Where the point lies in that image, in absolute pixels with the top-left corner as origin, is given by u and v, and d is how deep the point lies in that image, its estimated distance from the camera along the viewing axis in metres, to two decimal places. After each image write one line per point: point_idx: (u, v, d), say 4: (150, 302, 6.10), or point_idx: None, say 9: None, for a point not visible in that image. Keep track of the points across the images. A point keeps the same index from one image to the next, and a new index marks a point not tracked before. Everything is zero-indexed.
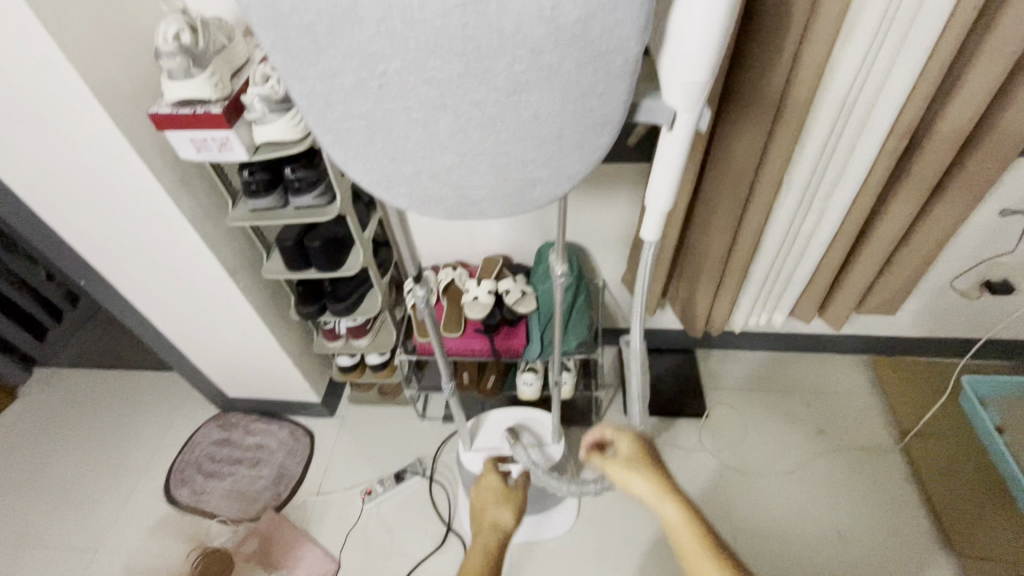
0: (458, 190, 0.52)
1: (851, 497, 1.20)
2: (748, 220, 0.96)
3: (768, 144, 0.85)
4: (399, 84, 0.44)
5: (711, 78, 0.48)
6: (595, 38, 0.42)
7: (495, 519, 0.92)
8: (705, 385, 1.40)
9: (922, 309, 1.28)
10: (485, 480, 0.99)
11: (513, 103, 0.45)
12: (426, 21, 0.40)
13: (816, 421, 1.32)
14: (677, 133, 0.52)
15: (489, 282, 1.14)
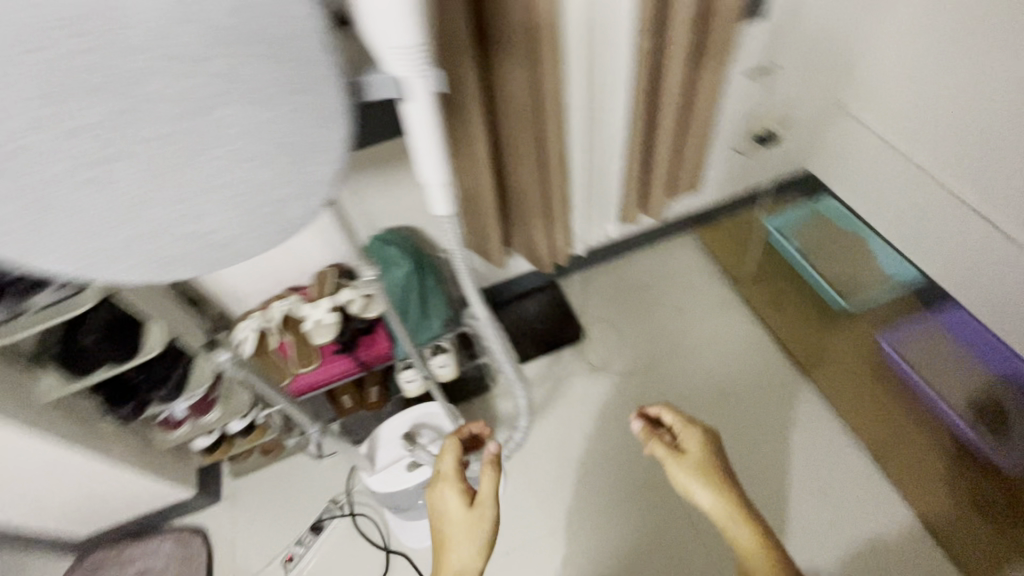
0: (197, 238, 0.46)
1: (720, 352, 1.37)
2: (549, 152, 0.98)
3: (537, 72, 0.85)
4: (42, 142, 0.37)
5: (425, 36, 0.44)
6: (257, 26, 0.37)
7: (458, 566, 0.79)
8: (575, 308, 1.48)
9: (717, 176, 1.45)
10: (451, 489, 0.85)
11: (202, 124, 0.40)
12: (32, 61, 0.34)
13: (674, 301, 1.46)
14: (419, 100, 0.47)
15: (327, 300, 1.04)
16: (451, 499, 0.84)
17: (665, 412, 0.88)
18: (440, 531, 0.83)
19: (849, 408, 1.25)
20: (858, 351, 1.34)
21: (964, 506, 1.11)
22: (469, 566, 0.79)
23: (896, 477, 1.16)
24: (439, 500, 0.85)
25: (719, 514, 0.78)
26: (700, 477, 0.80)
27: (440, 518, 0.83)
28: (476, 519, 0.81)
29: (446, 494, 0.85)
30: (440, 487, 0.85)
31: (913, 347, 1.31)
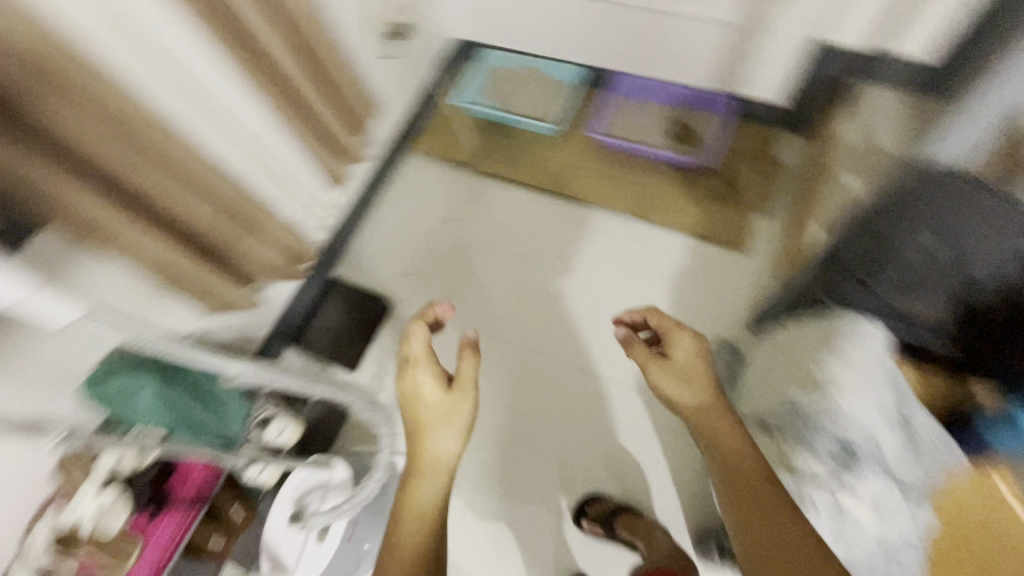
0: None
1: (500, 228, 1.46)
2: (200, 172, 0.87)
3: (99, 103, 0.71)
4: None
5: None
6: None
7: (435, 452, 0.80)
8: (365, 286, 1.44)
9: (387, 92, 1.45)
10: (425, 376, 0.85)
11: None
12: None
13: (438, 217, 1.51)
14: None
15: (87, 488, 0.85)
16: (428, 384, 0.84)
17: (649, 316, 0.88)
18: (416, 414, 0.83)
19: (604, 194, 1.45)
20: (582, 150, 1.52)
21: (706, 201, 1.39)
22: (448, 453, 0.80)
23: (659, 218, 1.40)
24: (416, 394, 0.84)
25: (704, 418, 0.78)
26: (680, 379, 0.82)
27: (416, 407, 0.83)
28: (455, 407, 0.83)
29: (425, 379, 0.85)
30: (416, 375, 0.85)
31: (611, 120, 1.50)
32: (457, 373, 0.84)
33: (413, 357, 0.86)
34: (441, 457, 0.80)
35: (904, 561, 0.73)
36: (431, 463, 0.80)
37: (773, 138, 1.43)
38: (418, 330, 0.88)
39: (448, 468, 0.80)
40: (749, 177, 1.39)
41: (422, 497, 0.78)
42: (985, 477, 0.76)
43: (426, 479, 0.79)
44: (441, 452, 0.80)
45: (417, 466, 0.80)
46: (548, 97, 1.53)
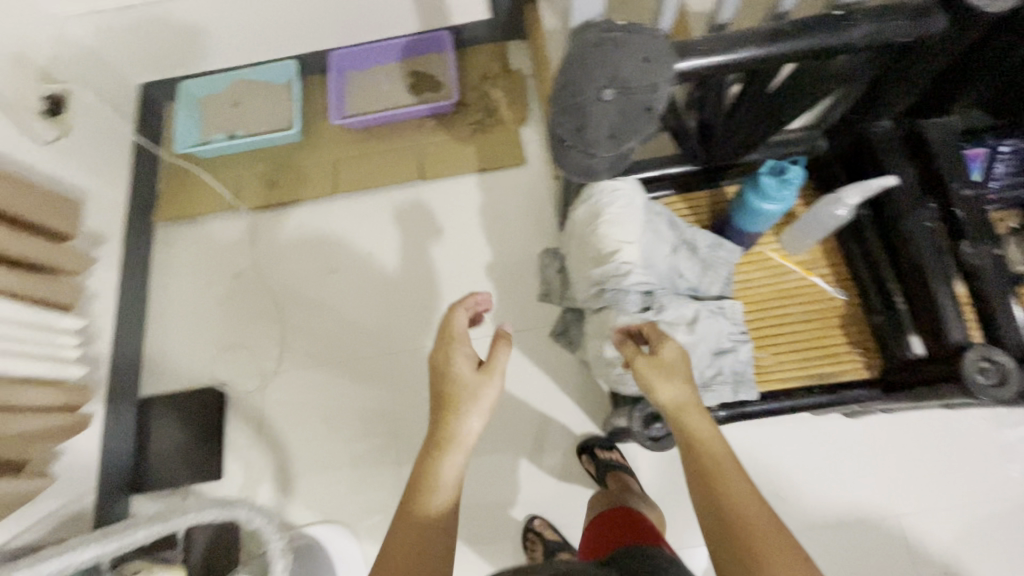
0: None
1: (300, 256, 1.35)
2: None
3: None
4: None
5: None
6: None
7: (461, 433, 0.65)
8: (186, 385, 1.26)
9: (92, 174, 1.22)
10: (453, 354, 0.71)
11: None
12: None
13: (229, 276, 1.35)
14: None
15: None
16: (462, 363, 0.71)
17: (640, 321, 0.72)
18: (441, 390, 0.69)
19: (380, 173, 1.38)
20: (338, 141, 1.42)
21: (476, 135, 1.38)
22: (474, 434, 0.66)
23: (441, 170, 1.37)
24: (448, 375, 0.70)
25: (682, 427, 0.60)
26: (659, 372, 0.64)
27: (444, 385, 0.70)
28: (485, 389, 0.69)
29: (460, 355, 0.71)
30: (449, 347, 0.72)
31: (351, 100, 1.43)
32: (495, 351, 0.72)
33: (449, 332, 0.74)
34: (462, 446, 0.65)
35: (731, 355, 0.83)
36: (454, 439, 0.65)
37: (506, 52, 1.46)
38: (459, 316, 0.76)
39: (467, 449, 0.65)
40: (501, 96, 1.41)
41: (441, 479, 0.62)
42: (754, 253, 0.92)
43: (446, 469, 0.63)
44: (465, 435, 0.66)
45: (441, 449, 0.64)
46: (279, 111, 1.43)
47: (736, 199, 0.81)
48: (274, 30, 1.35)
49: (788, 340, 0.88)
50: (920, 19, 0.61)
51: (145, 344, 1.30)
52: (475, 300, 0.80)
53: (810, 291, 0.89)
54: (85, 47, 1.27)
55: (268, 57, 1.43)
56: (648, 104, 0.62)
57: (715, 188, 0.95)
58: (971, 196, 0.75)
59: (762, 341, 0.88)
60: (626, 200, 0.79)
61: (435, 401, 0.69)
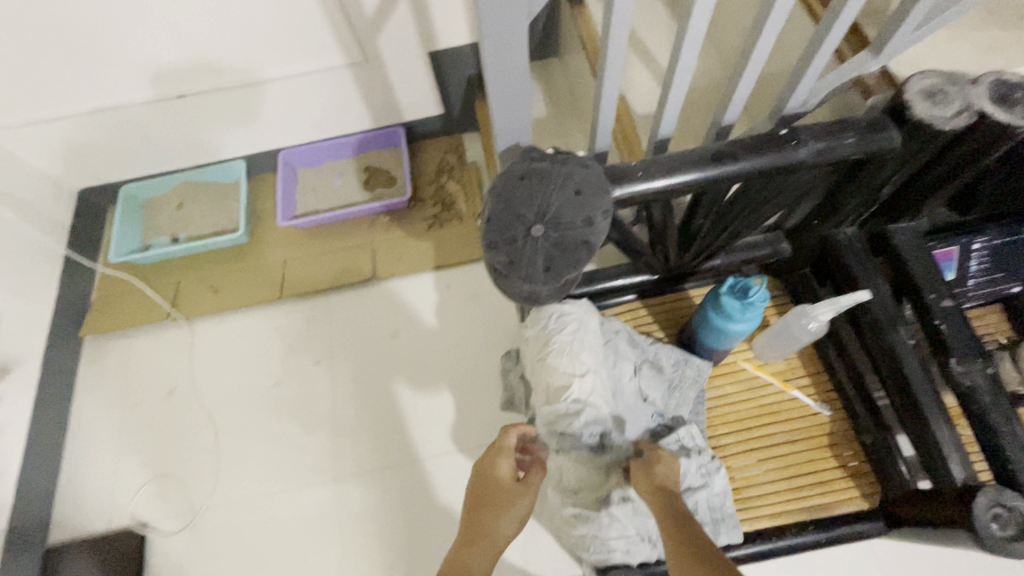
0: None
1: (239, 370, 1.24)
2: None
3: None
4: None
5: None
6: None
7: (493, 533, 0.61)
8: (102, 525, 1.11)
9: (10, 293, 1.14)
10: (501, 460, 0.66)
11: None
12: None
13: (161, 393, 1.22)
14: None
15: None
16: (508, 469, 0.65)
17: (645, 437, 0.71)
18: (481, 491, 0.65)
19: (330, 275, 1.30)
20: (287, 241, 1.36)
21: (430, 230, 1.33)
22: (505, 537, 0.62)
23: (394, 269, 1.29)
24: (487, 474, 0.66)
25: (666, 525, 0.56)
26: (655, 477, 0.63)
27: (488, 483, 0.65)
28: (522, 501, 0.63)
29: (507, 462, 0.66)
30: (498, 453, 0.67)
31: (301, 198, 1.37)
32: (536, 465, 0.67)
33: (500, 441, 0.68)
34: (495, 547, 0.61)
35: (703, 492, 0.72)
36: (485, 535, 0.61)
37: (460, 145, 1.43)
38: (513, 437, 0.68)
39: (497, 550, 0.61)
40: (456, 190, 1.37)
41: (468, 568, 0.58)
42: (725, 363, 0.84)
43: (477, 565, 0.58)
44: (500, 536, 0.61)
45: (476, 544, 0.60)
46: (225, 212, 1.36)
47: (698, 314, 0.76)
48: (219, 132, 1.31)
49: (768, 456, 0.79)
50: (873, 132, 0.57)
51: (58, 477, 1.15)
52: (523, 432, 0.69)
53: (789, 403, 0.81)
54: (12, 156, 1.21)
55: (214, 158, 1.38)
56: (586, 238, 0.55)
57: (678, 292, 0.88)
58: (951, 306, 0.68)
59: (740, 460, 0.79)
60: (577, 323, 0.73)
61: (475, 494, 0.65)
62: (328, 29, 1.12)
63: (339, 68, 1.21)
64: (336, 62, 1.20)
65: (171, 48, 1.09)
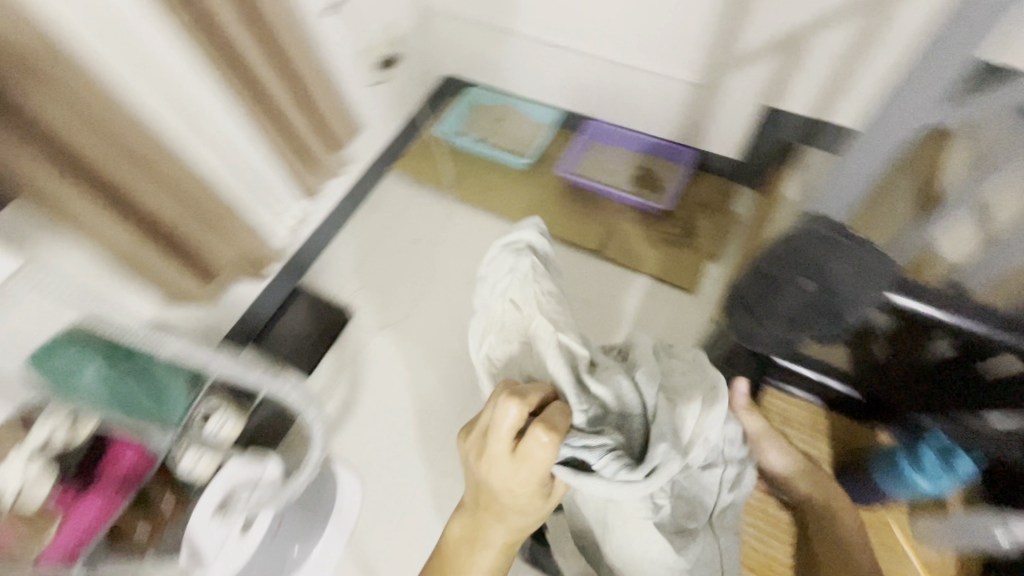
0: None
1: (464, 254, 1.52)
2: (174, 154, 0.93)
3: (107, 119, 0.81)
4: None
5: None
6: None
7: (506, 527, 0.74)
8: (332, 294, 1.49)
9: (378, 118, 1.57)
10: (512, 469, 0.63)
11: None
12: None
13: (410, 236, 1.57)
14: None
15: (15, 460, 0.85)
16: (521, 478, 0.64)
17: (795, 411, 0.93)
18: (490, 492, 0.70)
19: (566, 230, 1.50)
20: (552, 187, 1.59)
21: (664, 245, 1.44)
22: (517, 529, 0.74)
23: (615, 255, 1.45)
24: (493, 483, 0.67)
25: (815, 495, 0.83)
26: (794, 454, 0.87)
27: (500, 487, 0.67)
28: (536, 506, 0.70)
29: (516, 473, 0.63)
30: (508, 459, 0.63)
31: (582, 162, 1.58)
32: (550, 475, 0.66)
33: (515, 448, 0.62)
34: (506, 537, 0.75)
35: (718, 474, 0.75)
36: (493, 528, 0.74)
37: (733, 194, 1.51)
38: (535, 451, 0.60)
39: (510, 534, 0.75)
40: (706, 226, 1.46)
41: (479, 548, 0.76)
42: (874, 512, 0.85)
43: (485, 543, 0.75)
44: (511, 529, 0.74)
45: (488, 530, 0.75)
46: (525, 140, 1.65)
47: (884, 453, 0.79)
48: (558, 84, 1.59)
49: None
50: None
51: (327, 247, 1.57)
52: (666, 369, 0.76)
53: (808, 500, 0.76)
54: (430, 33, 1.65)
55: (542, 100, 1.67)
56: (840, 313, 0.66)
57: (867, 427, 0.90)
58: None
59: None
60: (512, 274, 0.76)
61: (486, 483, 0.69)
62: (692, 50, 1.30)
63: (681, 82, 1.38)
64: (682, 77, 1.37)
65: (575, 12, 1.38)
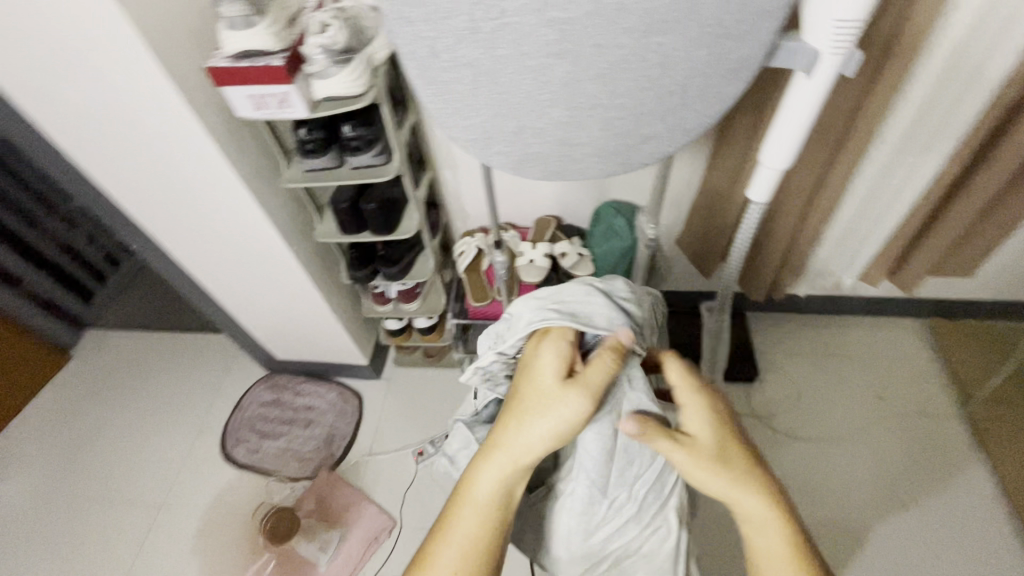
0: (553, 169, 0.50)
1: (908, 461, 1.15)
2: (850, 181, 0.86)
3: None
4: (475, 99, 0.44)
5: (823, 99, 0.50)
6: (685, 93, 0.44)
7: (489, 486, 0.50)
8: (758, 346, 1.34)
9: (1002, 276, 1.20)
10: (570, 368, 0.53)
11: (579, 129, 0.46)
12: (534, 108, 0.44)
13: (875, 386, 1.25)
14: (818, 79, 0.48)
15: (545, 245, 1.07)
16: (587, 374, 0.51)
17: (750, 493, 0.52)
18: (511, 404, 0.52)
19: None
20: None
21: None
22: (493, 510, 0.50)
23: None
24: (520, 442, 0.50)
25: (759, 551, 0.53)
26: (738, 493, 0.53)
27: (527, 400, 0.51)
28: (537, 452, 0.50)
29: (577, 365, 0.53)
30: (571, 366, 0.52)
31: None
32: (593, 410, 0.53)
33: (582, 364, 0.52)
34: (482, 506, 0.50)
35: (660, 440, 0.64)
36: (479, 492, 0.50)
37: None
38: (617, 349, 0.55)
39: (491, 512, 0.50)
40: None
41: (455, 524, 0.50)
42: None
43: (468, 510, 0.50)
44: (485, 487, 0.50)
45: (469, 490, 0.50)
46: None
47: None
48: None
49: (788, 568, 0.51)
50: None
51: (809, 314, 1.37)
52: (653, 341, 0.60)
53: (719, 411, 0.55)
54: None
55: None
56: None
57: None
58: None
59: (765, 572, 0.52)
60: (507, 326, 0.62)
61: (514, 399, 0.52)
62: None
63: None
64: None
65: None
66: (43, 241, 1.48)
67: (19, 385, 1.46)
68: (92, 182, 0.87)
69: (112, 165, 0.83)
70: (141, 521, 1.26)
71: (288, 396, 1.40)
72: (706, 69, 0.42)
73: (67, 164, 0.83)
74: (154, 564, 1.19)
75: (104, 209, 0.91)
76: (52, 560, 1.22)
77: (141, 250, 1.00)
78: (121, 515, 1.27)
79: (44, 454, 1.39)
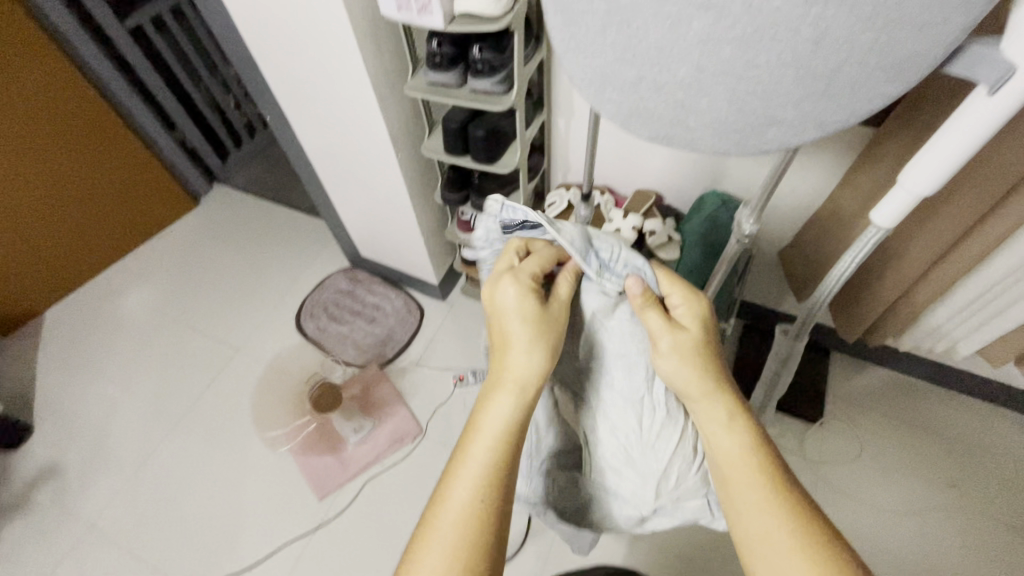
0: (659, 131, 0.48)
1: (960, 561, 1.03)
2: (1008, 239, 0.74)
3: None
4: (602, 37, 0.42)
5: (998, 126, 0.43)
6: (830, 80, 0.39)
7: (501, 411, 0.49)
8: (830, 390, 1.23)
9: None
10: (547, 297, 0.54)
11: (700, 95, 0.43)
12: (659, 61, 0.42)
13: (952, 473, 1.11)
14: (999, 99, 0.41)
15: (636, 217, 1.03)
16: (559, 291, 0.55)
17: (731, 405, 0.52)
18: (502, 335, 0.53)
19: None
20: None
21: None
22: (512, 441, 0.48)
23: None
24: (520, 365, 0.51)
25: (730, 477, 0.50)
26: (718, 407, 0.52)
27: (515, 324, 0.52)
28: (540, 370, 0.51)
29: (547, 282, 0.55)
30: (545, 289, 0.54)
31: None
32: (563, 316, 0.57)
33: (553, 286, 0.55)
34: (498, 432, 0.48)
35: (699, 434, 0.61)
36: (494, 420, 0.49)
37: None
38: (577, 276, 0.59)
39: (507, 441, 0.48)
40: None
41: (473, 462, 0.47)
42: None
43: (484, 440, 0.48)
44: (498, 416, 0.49)
45: (482, 419, 0.49)
46: None
47: None
48: None
49: (760, 493, 0.47)
50: None
51: (903, 374, 1.24)
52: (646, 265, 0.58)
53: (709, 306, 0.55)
54: None
55: None
56: None
57: None
58: None
59: (736, 502, 0.48)
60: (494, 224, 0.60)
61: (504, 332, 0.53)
62: None
63: None
64: None
65: None
66: (200, 96, 1.66)
67: (157, 215, 1.70)
68: (246, 49, 0.95)
69: (265, 38, 0.90)
70: (220, 357, 1.45)
71: (361, 290, 1.51)
72: (864, 57, 0.37)
73: (230, 27, 0.92)
74: (221, 396, 1.38)
75: (251, 77, 1.01)
76: (149, 365, 1.45)
77: (273, 122, 1.10)
78: (207, 347, 1.47)
79: (163, 277, 1.63)
